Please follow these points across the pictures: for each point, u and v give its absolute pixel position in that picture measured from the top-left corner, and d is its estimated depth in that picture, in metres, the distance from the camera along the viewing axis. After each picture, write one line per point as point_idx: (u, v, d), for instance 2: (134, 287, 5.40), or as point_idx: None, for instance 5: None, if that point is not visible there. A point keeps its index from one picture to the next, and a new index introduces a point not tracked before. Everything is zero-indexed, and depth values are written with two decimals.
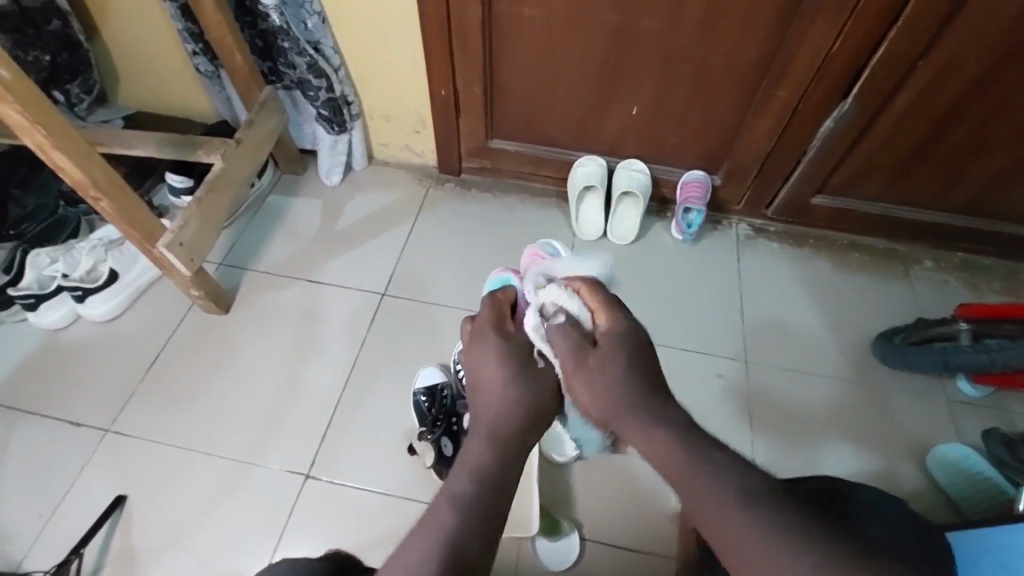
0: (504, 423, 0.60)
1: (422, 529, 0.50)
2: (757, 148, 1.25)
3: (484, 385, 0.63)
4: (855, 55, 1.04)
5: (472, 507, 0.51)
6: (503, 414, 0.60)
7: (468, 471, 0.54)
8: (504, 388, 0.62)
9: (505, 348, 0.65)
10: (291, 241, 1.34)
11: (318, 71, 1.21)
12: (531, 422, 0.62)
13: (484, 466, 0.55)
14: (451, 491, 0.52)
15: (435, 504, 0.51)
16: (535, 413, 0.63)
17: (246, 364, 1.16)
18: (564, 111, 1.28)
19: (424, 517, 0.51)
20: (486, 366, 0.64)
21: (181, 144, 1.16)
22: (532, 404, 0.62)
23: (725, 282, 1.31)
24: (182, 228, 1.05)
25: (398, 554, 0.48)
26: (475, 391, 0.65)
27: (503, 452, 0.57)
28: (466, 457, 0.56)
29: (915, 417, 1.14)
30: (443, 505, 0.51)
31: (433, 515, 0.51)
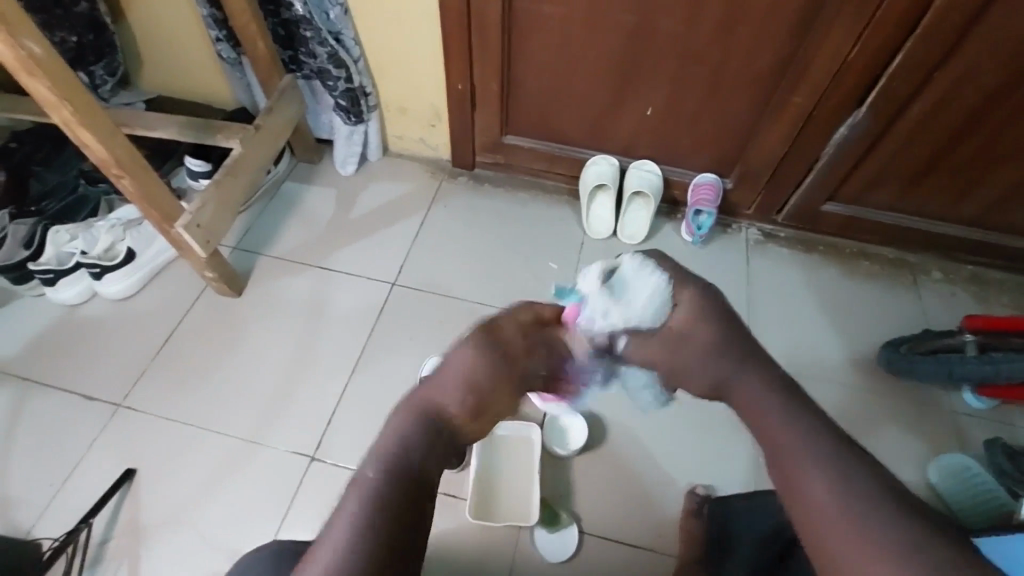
0: (452, 418, 0.61)
1: (335, 528, 0.52)
2: (770, 153, 1.25)
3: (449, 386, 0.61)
4: (872, 62, 1.04)
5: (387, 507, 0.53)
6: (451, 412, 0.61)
7: (394, 453, 0.56)
8: (454, 383, 0.61)
9: (473, 348, 0.64)
10: (305, 227, 1.36)
11: (338, 61, 1.23)
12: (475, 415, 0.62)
13: (416, 458, 0.57)
14: (374, 477, 0.55)
15: (353, 499, 0.53)
16: (487, 407, 0.64)
17: (255, 347, 1.18)
18: (579, 109, 1.29)
19: (339, 512, 0.53)
20: (448, 358, 0.64)
21: (202, 128, 1.18)
22: (482, 399, 0.62)
23: (732, 286, 1.31)
24: (200, 209, 1.07)
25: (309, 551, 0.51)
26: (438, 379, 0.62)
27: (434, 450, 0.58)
28: (386, 444, 0.57)
29: (918, 426, 1.14)
30: (359, 504, 0.53)
31: (349, 502, 0.53)
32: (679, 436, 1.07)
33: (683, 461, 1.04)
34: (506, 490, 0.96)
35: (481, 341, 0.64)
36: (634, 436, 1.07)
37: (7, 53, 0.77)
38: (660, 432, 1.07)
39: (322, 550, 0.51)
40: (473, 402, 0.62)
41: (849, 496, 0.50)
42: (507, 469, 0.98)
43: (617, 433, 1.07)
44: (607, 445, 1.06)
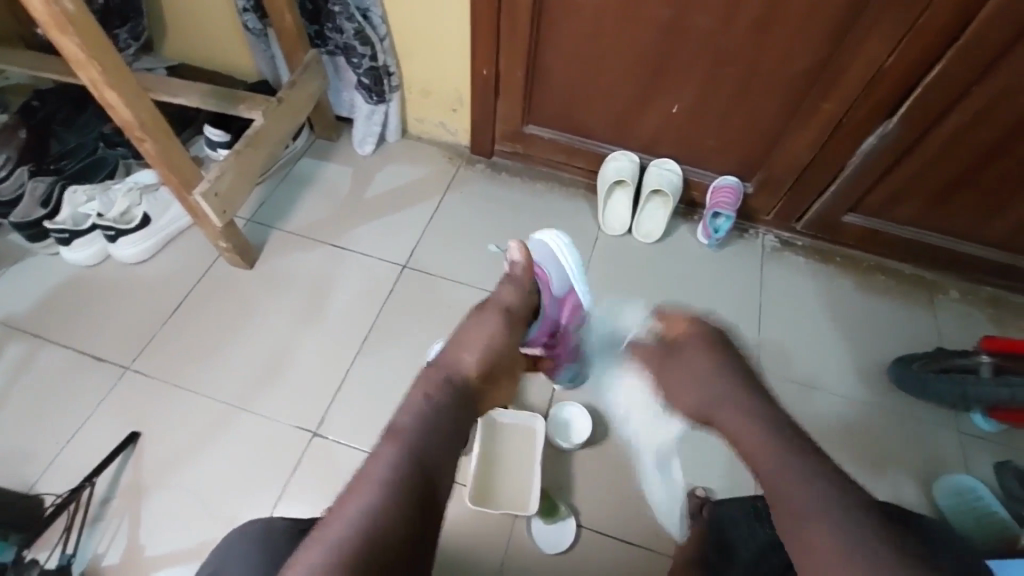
0: (465, 375, 0.72)
1: (371, 471, 0.59)
2: (793, 160, 1.23)
3: (462, 344, 0.75)
4: (907, 72, 1.02)
5: (414, 451, 0.60)
6: (465, 370, 0.72)
7: (419, 410, 0.65)
8: (467, 355, 0.74)
9: (481, 325, 0.79)
10: (320, 204, 1.36)
11: (364, 39, 1.22)
12: (487, 381, 0.74)
13: (437, 409, 0.66)
14: (403, 429, 0.63)
15: (386, 449, 0.61)
16: (495, 373, 0.76)
17: (263, 320, 1.18)
18: (603, 102, 1.27)
19: (374, 456, 0.61)
20: (461, 335, 0.77)
21: (224, 98, 1.18)
22: (490, 367, 0.75)
23: (745, 292, 1.30)
24: (218, 178, 1.07)
25: (350, 485, 0.58)
26: (455, 342, 0.76)
27: (459, 408, 0.68)
28: (411, 401, 0.67)
29: (925, 444, 1.12)
30: (392, 450, 0.60)
31: (384, 447, 0.61)
32: (682, 437, 1.06)
33: (685, 463, 1.03)
34: (506, 479, 0.96)
35: (489, 307, 0.84)
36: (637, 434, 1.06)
37: (40, 8, 0.77)
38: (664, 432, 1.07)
39: (357, 491, 0.57)
40: (485, 366, 0.75)
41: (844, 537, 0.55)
42: (508, 458, 0.98)
43: (619, 431, 1.06)
44: (609, 442, 1.05)
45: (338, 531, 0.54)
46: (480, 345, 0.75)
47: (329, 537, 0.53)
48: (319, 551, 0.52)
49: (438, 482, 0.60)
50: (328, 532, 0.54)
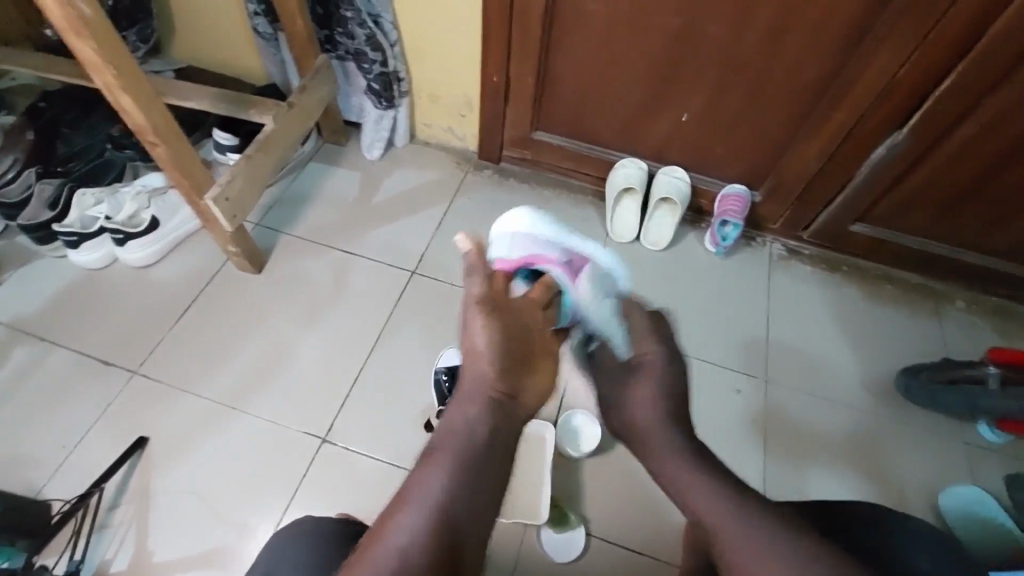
0: (493, 383, 0.67)
1: (419, 493, 0.59)
2: (802, 169, 1.24)
3: (472, 349, 0.68)
4: (918, 83, 1.02)
5: (457, 473, 0.61)
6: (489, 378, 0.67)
7: (457, 432, 0.64)
8: (482, 362, 0.67)
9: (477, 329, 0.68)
10: (328, 208, 1.36)
11: (375, 44, 1.23)
12: (516, 378, 0.68)
13: (476, 429, 0.64)
14: (442, 451, 0.63)
15: (432, 473, 0.61)
16: (521, 368, 0.69)
17: (271, 324, 1.17)
18: (612, 109, 1.28)
19: (416, 476, 0.61)
20: (467, 342, 0.69)
21: (235, 102, 1.18)
22: (510, 363, 0.68)
23: (752, 299, 1.31)
24: (230, 183, 1.06)
25: (399, 503, 0.59)
26: (466, 354, 0.69)
27: (492, 419, 0.65)
28: (450, 424, 0.65)
29: (932, 454, 1.13)
30: (437, 475, 0.61)
31: (430, 467, 0.62)
32: None
33: None
34: (516, 487, 0.96)
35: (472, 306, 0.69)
36: None
37: (58, 12, 0.77)
38: None
39: (405, 510, 0.59)
40: (505, 363, 0.68)
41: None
42: (518, 465, 0.98)
43: None
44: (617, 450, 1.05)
45: (384, 551, 0.55)
46: (484, 344, 0.67)
47: (376, 556, 0.55)
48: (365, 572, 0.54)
49: (480, 506, 0.61)
50: (377, 552, 0.56)
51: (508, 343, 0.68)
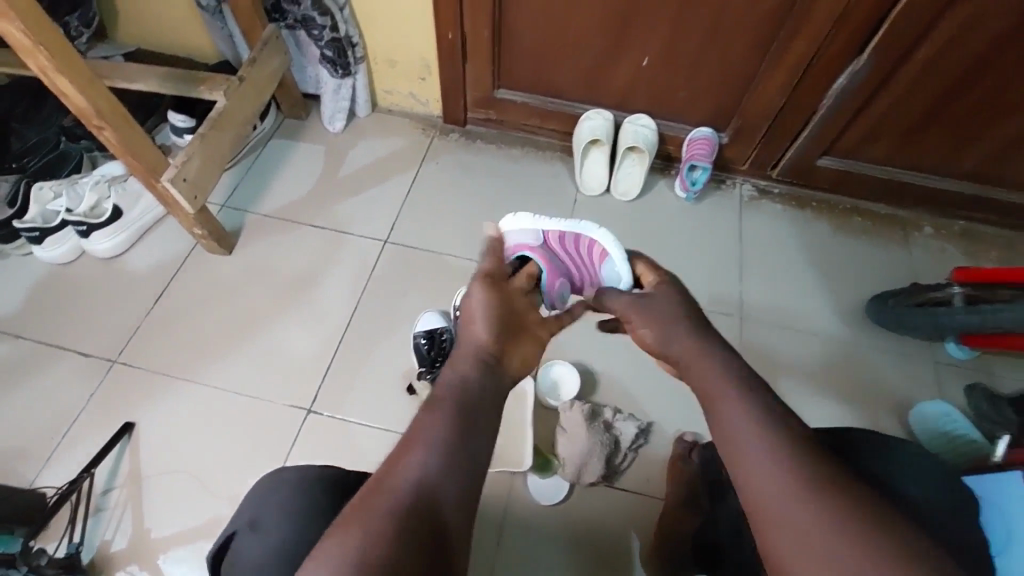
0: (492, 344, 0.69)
1: (419, 439, 0.58)
2: (765, 106, 1.23)
3: (472, 317, 0.71)
4: (875, 5, 1.00)
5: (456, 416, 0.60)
6: (488, 340, 0.69)
7: (454, 384, 0.64)
8: (484, 326, 0.71)
9: (482, 300, 0.73)
10: (294, 184, 1.34)
11: (323, 9, 1.19)
12: (509, 344, 0.70)
13: (473, 382, 0.65)
14: (440, 401, 0.61)
15: (434, 418, 0.59)
16: (516, 336, 0.71)
17: (247, 303, 1.18)
18: (573, 59, 1.25)
19: (417, 428, 0.59)
20: (469, 315, 0.72)
21: (184, 80, 1.15)
22: (506, 329, 0.71)
23: (723, 241, 1.32)
24: (186, 163, 1.05)
25: (403, 445, 0.58)
26: (465, 323, 0.72)
27: (488, 376, 0.66)
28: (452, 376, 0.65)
29: (903, 379, 1.16)
30: (438, 420, 0.59)
31: (433, 413, 0.60)
32: (669, 388, 1.09)
33: (672, 410, 1.07)
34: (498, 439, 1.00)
35: (475, 286, 0.75)
36: (622, 388, 1.09)
37: None
38: (651, 383, 1.10)
39: (411, 454, 0.56)
40: (503, 330, 0.71)
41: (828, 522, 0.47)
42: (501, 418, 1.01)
43: (607, 387, 1.09)
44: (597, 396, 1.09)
45: (391, 496, 0.53)
46: (485, 314, 0.71)
47: (384, 500, 0.52)
48: (371, 515, 0.51)
49: (477, 449, 0.59)
50: (383, 492, 0.54)
51: (505, 312, 0.73)
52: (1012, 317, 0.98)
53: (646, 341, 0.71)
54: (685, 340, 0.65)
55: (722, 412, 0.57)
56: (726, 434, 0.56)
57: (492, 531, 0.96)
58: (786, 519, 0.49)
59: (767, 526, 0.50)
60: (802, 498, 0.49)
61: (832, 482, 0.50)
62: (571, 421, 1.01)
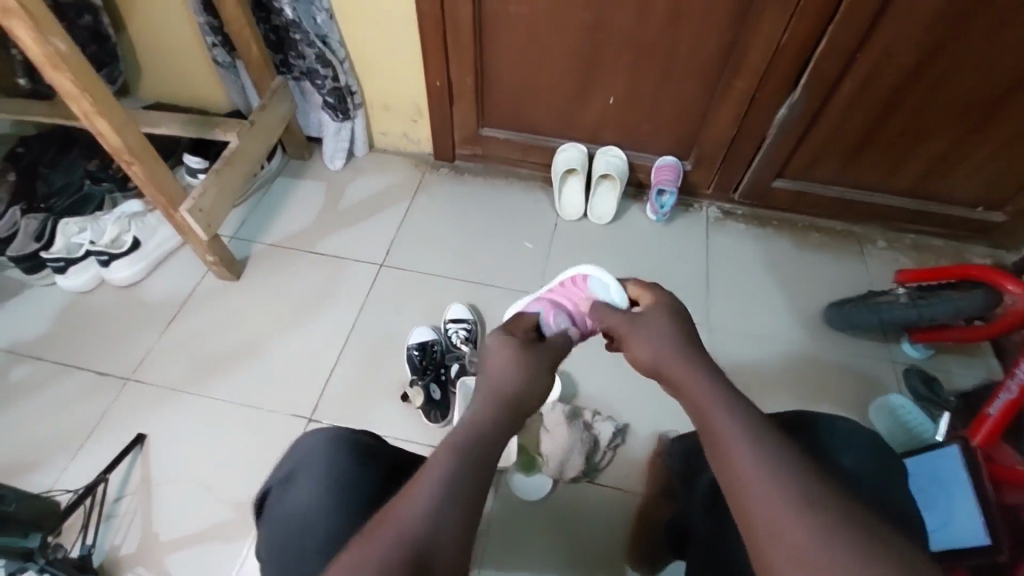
0: (513, 385, 0.61)
1: (431, 470, 0.50)
2: (720, 136, 1.37)
3: (494, 361, 0.64)
4: (803, 47, 1.16)
5: (473, 449, 0.52)
6: (509, 382, 0.61)
7: (468, 434, 0.54)
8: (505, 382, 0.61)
9: (504, 349, 0.65)
10: (297, 217, 1.46)
11: (325, 62, 1.35)
12: (532, 385, 0.63)
13: (489, 429, 0.55)
14: (454, 439, 0.53)
15: (443, 458, 0.51)
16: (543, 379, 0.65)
17: (252, 324, 1.27)
18: (547, 100, 1.41)
19: (427, 467, 0.50)
20: (488, 367, 0.63)
21: (201, 124, 1.29)
22: (529, 368, 0.64)
23: (693, 258, 1.43)
24: (202, 195, 1.17)
25: (411, 481, 0.49)
26: (484, 369, 0.64)
27: (503, 417, 0.57)
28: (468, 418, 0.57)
29: (864, 378, 1.24)
30: (446, 460, 0.51)
31: (444, 449, 0.52)
32: (645, 391, 1.18)
33: (648, 410, 1.15)
34: None
35: (501, 331, 0.70)
36: (601, 392, 1.18)
37: (36, 49, 0.87)
38: (628, 386, 1.18)
39: (417, 485, 0.49)
40: (526, 370, 0.63)
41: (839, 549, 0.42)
42: None
43: (587, 391, 1.17)
44: (579, 400, 1.17)
45: (398, 528, 0.46)
46: (509, 357, 0.64)
47: (391, 532, 0.46)
48: (377, 553, 0.44)
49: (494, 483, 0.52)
50: (388, 525, 0.47)
51: (526, 355, 0.65)
52: (947, 308, 1.10)
53: (641, 361, 0.66)
54: (681, 357, 0.61)
55: (710, 412, 0.53)
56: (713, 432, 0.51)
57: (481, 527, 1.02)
58: (783, 525, 0.44)
59: (760, 536, 0.45)
60: (791, 507, 0.45)
61: (820, 484, 0.46)
62: (553, 420, 1.07)
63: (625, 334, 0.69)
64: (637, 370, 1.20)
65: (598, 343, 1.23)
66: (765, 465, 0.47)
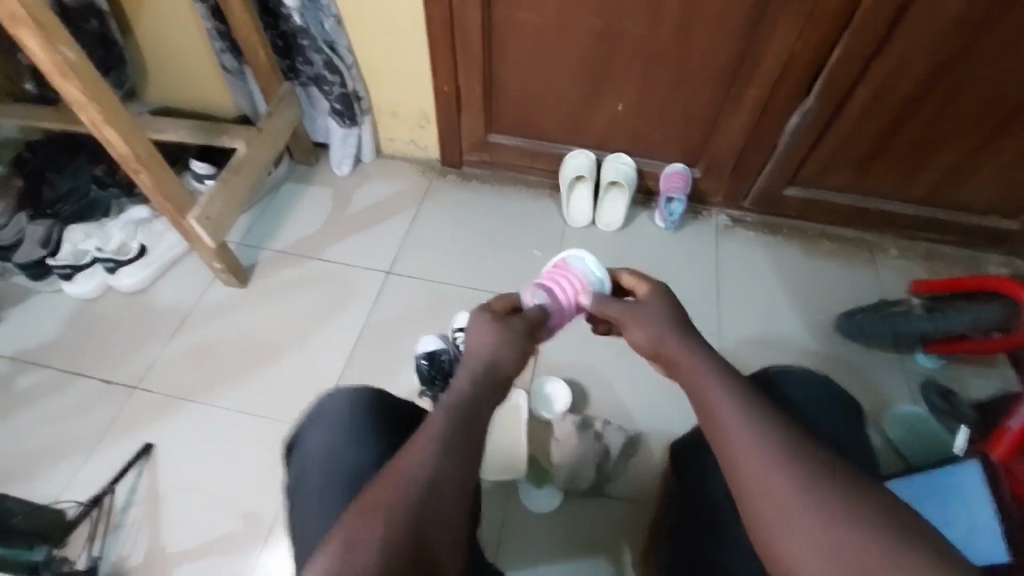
0: (500, 355, 0.64)
1: (431, 430, 0.53)
2: (730, 143, 1.36)
3: (481, 329, 0.66)
4: (815, 54, 1.15)
5: (467, 411, 0.55)
6: (498, 351, 0.64)
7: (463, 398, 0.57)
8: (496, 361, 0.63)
9: (500, 327, 0.66)
10: (304, 223, 1.45)
11: (332, 68, 1.35)
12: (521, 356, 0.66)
13: (481, 396, 0.58)
14: (449, 403, 0.56)
15: (438, 417, 0.54)
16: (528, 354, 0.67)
17: (259, 332, 1.26)
18: (556, 107, 1.40)
19: (424, 430, 0.53)
20: (480, 340, 0.64)
21: (209, 131, 1.29)
22: (518, 341, 0.66)
23: (702, 265, 1.42)
24: (209, 203, 1.17)
25: (410, 440, 0.52)
26: (471, 337, 0.66)
27: (491, 384, 0.60)
28: (459, 384, 0.59)
29: (878, 389, 1.22)
30: (440, 418, 0.54)
31: (438, 413, 0.55)
32: (656, 402, 1.16)
33: (659, 422, 1.14)
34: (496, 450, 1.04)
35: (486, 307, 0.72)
36: (612, 403, 1.16)
37: (44, 58, 0.87)
38: (639, 397, 1.17)
39: (417, 443, 0.51)
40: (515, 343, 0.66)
41: (824, 512, 0.45)
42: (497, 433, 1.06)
43: (598, 402, 1.16)
44: (589, 411, 1.15)
45: (402, 482, 0.48)
46: (496, 329, 0.66)
47: (394, 487, 0.48)
48: (386, 502, 0.47)
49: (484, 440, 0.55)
50: (390, 481, 0.49)
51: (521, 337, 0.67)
52: (965, 320, 1.09)
53: (637, 344, 0.67)
54: (672, 338, 0.63)
55: (703, 388, 0.56)
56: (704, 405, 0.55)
57: (491, 540, 1.01)
58: (769, 481, 0.47)
59: (749, 500, 0.48)
60: (782, 471, 0.47)
61: (808, 452, 0.49)
62: (563, 431, 1.05)
63: (622, 319, 0.70)
64: (648, 381, 1.19)
65: (607, 352, 1.22)
66: (754, 430, 0.50)
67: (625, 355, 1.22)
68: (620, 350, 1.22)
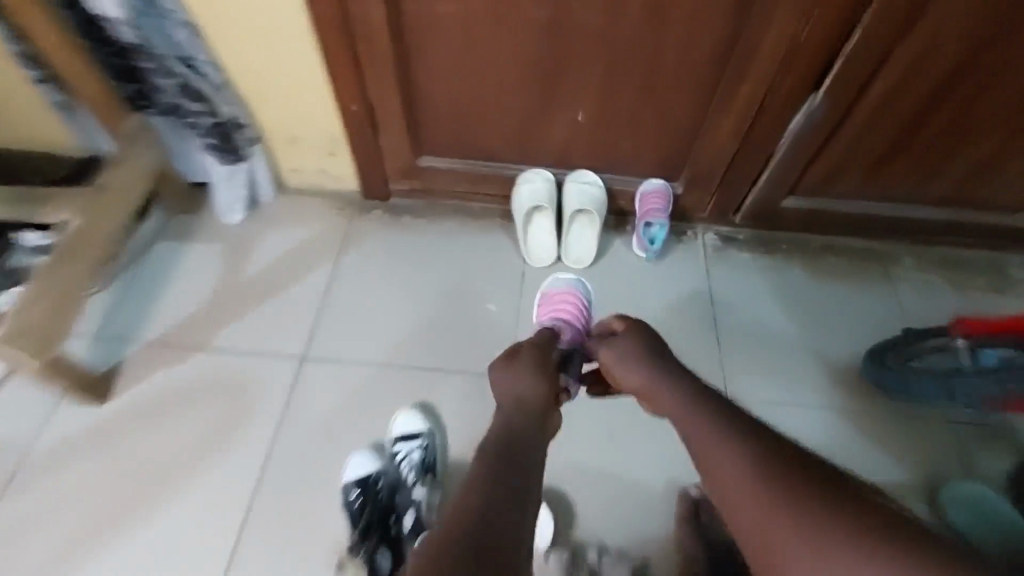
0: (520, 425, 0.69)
1: (472, 472, 0.60)
2: (717, 154, 1.09)
3: (507, 375, 0.78)
4: (827, 40, 0.88)
5: (499, 442, 0.65)
6: (524, 392, 0.75)
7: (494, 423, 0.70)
8: (530, 402, 0.74)
9: (523, 354, 0.82)
10: (188, 301, 1.13)
11: (193, 95, 1.03)
12: (548, 408, 0.74)
13: (516, 424, 0.69)
14: (485, 450, 0.64)
15: (475, 463, 0.61)
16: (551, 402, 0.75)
17: (135, 465, 0.96)
18: (498, 120, 1.10)
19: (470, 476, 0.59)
20: (518, 390, 0.75)
21: (20, 200, 0.92)
22: (532, 387, 0.76)
23: (693, 304, 1.17)
24: (20, 314, 0.83)
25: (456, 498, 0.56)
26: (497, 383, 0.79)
27: (517, 463, 0.61)
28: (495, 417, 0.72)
29: (905, 450, 1.04)
30: (481, 464, 0.61)
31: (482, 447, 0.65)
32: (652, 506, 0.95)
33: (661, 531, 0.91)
34: None
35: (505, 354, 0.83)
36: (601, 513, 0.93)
37: None
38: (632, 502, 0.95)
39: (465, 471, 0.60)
40: (530, 376, 0.77)
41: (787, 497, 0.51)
42: None
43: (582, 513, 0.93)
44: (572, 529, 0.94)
45: (448, 530, 0.52)
46: (513, 381, 0.77)
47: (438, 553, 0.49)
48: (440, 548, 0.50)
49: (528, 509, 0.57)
50: (440, 533, 0.52)
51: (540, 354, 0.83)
52: None
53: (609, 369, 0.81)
54: (645, 371, 0.75)
55: (708, 444, 0.59)
56: (692, 439, 0.61)
57: None
58: (733, 480, 0.55)
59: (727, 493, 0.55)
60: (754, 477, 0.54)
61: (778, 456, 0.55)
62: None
63: (611, 366, 0.80)
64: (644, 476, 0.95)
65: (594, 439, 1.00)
66: (735, 456, 0.56)
67: (615, 437, 1.00)
68: (609, 427, 1.02)
